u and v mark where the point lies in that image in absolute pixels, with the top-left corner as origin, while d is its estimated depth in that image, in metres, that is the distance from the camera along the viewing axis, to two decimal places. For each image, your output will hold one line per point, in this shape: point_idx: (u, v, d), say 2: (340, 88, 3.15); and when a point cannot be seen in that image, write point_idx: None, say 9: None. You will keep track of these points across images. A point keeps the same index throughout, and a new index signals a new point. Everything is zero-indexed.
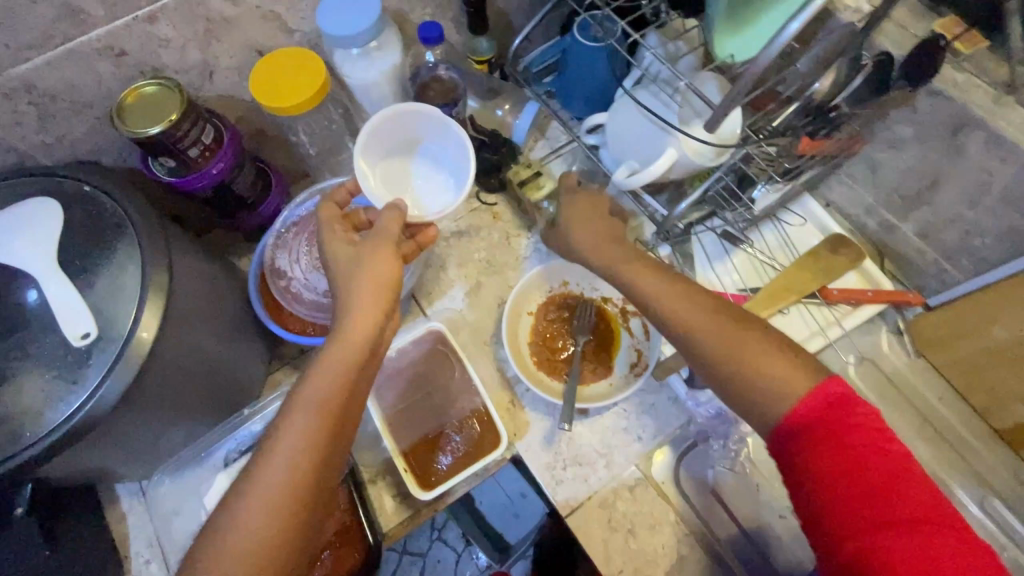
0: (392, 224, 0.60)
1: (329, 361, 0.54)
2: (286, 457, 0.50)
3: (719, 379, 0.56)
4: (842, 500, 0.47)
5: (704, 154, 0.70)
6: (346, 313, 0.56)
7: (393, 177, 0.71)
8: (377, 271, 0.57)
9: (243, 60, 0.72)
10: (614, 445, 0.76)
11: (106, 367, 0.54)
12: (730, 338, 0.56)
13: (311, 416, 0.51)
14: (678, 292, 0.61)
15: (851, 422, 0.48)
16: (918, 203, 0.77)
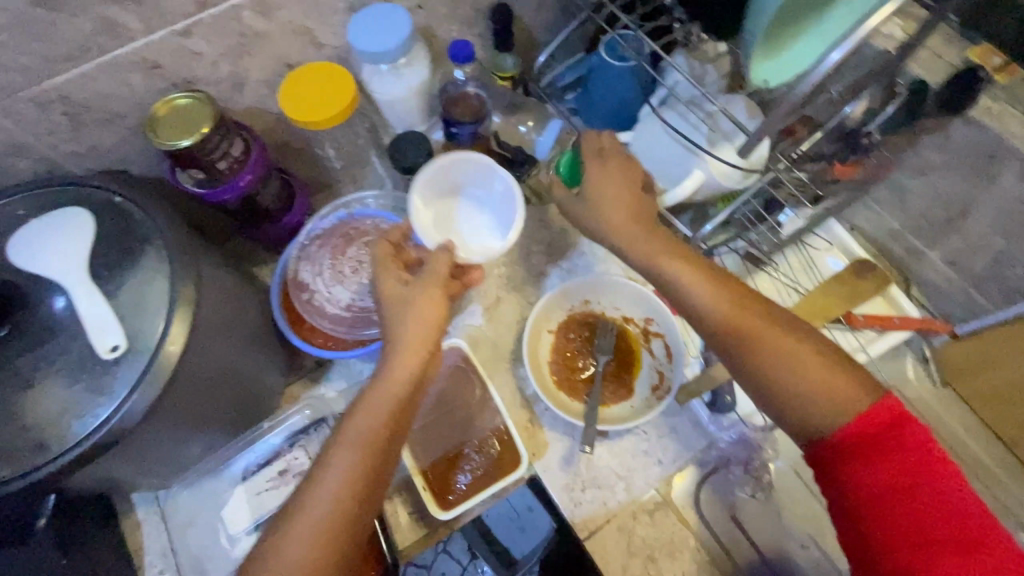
0: (443, 267, 0.61)
1: (374, 402, 0.56)
2: (333, 494, 0.52)
3: (773, 387, 0.54)
4: (885, 515, 0.47)
5: (731, 178, 0.69)
6: (395, 354, 0.58)
7: (444, 222, 0.72)
8: (424, 314, 0.58)
9: (273, 74, 0.73)
10: (634, 468, 0.75)
11: (133, 380, 0.54)
12: (787, 346, 0.54)
13: (358, 455, 0.54)
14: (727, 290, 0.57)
15: (907, 441, 0.47)
16: (948, 230, 0.77)
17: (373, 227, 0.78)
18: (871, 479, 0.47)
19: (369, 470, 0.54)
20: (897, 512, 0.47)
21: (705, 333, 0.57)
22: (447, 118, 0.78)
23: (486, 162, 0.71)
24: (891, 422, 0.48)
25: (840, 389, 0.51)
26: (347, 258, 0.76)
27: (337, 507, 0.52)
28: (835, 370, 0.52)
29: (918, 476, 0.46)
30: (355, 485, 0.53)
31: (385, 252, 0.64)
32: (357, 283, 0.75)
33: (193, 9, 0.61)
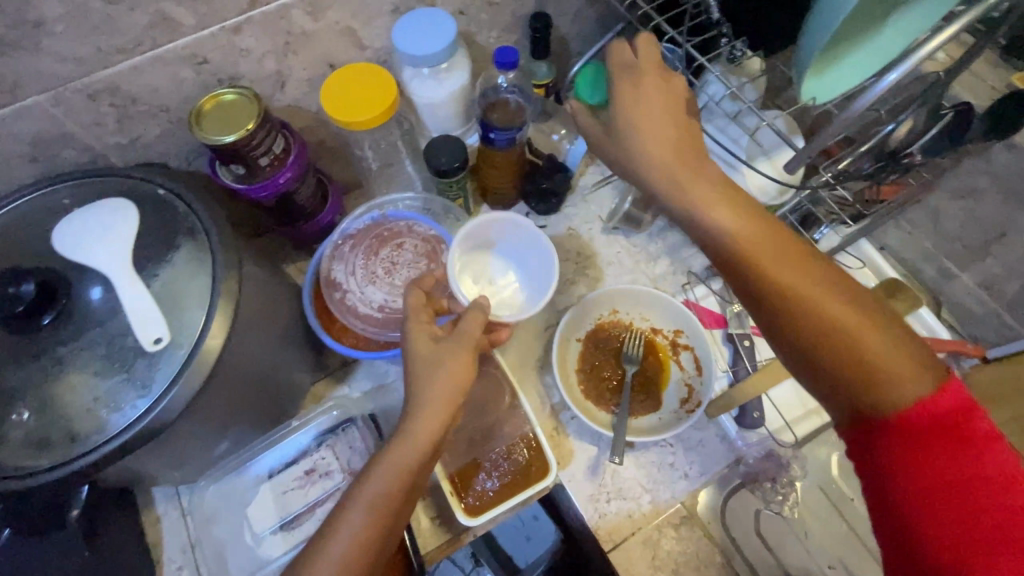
0: (475, 327, 0.62)
1: (390, 463, 0.55)
2: (345, 546, 0.52)
3: (824, 362, 0.49)
4: (943, 511, 0.44)
5: (768, 194, 0.70)
6: (416, 416, 0.56)
7: (477, 279, 0.76)
8: (450, 376, 0.58)
9: (315, 73, 0.73)
10: (660, 481, 0.74)
11: (173, 374, 0.54)
12: (845, 318, 0.48)
13: (370, 513, 0.53)
14: (789, 254, 0.51)
15: (966, 431, 0.44)
16: (983, 253, 0.77)
17: (407, 229, 0.78)
18: (924, 470, 0.44)
19: (378, 528, 0.53)
20: (949, 507, 0.44)
21: (757, 294, 0.51)
22: (485, 123, 0.77)
23: (527, 227, 0.74)
24: (950, 409, 0.45)
25: (897, 364, 0.46)
26: (380, 259, 0.76)
27: (352, 564, 0.52)
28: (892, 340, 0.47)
29: (974, 469, 0.44)
30: (369, 544, 0.52)
31: (419, 303, 0.65)
32: (389, 284, 0.75)
33: (246, 6, 0.61)
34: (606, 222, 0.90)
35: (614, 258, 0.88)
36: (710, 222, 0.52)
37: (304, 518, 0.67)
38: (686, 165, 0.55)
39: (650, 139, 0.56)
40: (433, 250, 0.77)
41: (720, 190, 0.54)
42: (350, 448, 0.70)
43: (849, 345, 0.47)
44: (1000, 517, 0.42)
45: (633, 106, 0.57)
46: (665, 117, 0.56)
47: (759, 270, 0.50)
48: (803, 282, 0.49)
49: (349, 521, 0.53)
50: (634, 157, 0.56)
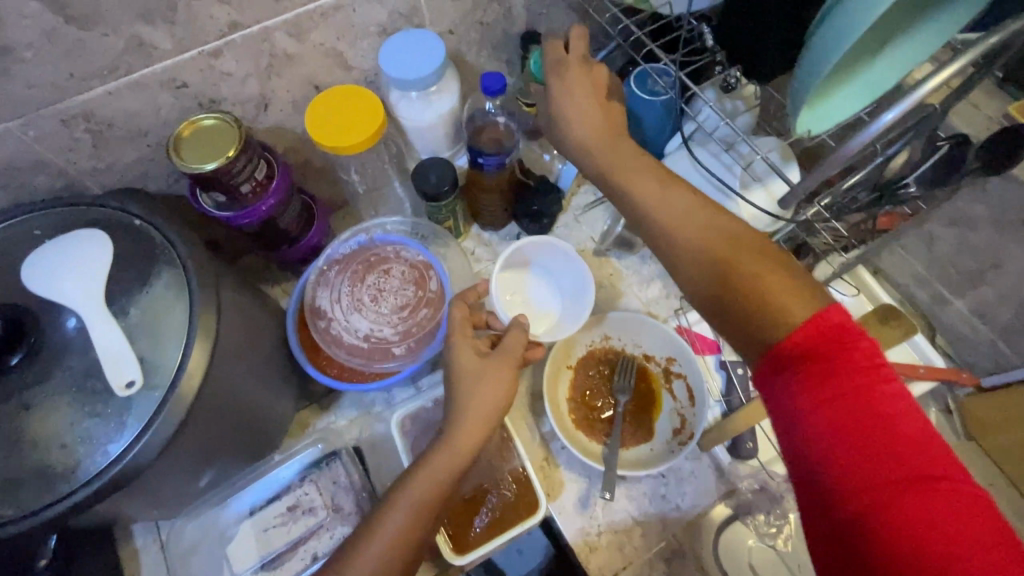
0: (516, 345, 0.64)
1: (432, 470, 0.57)
2: (387, 542, 0.54)
3: (710, 299, 0.49)
4: (839, 452, 0.39)
5: (763, 222, 0.69)
6: (461, 427, 0.59)
7: (512, 299, 0.77)
8: (493, 392, 0.60)
9: (299, 95, 0.71)
10: (651, 514, 0.73)
11: (147, 417, 0.52)
12: (726, 253, 0.49)
13: (414, 514, 0.55)
14: (678, 199, 0.54)
15: (851, 354, 0.40)
16: (977, 281, 0.76)
17: (394, 255, 0.76)
18: (814, 406, 0.40)
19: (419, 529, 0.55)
20: (847, 447, 0.39)
21: (653, 236, 0.55)
22: (474, 149, 0.75)
23: (568, 253, 0.76)
24: (832, 333, 0.41)
25: (774, 290, 0.45)
26: (366, 286, 0.74)
27: (389, 564, 0.53)
28: (771, 268, 0.47)
29: (866, 401, 0.39)
30: (404, 549, 0.54)
31: (462, 317, 0.66)
32: (375, 312, 0.73)
33: (225, 29, 0.59)
34: (598, 244, 0.88)
35: (606, 281, 0.87)
36: (619, 180, 0.58)
37: (287, 556, 0.65)
38: (606, 142, 0.61)
39: (573, 120, 0.63)
40: (420, 276, 0.75)
41: (634, 160, 0.59)
42: (334, 483, 0.68)
43: (731, 276, 0.47)
44: (898, 451, 0.38)
45: (565, 88, 0.64)
46: (592, 101, 0.63)
47: (658, 219, 0.54)
48: (693, 223, 0.52)
49: (391, 523, 0.55)
50: (567, 140, 0.63)
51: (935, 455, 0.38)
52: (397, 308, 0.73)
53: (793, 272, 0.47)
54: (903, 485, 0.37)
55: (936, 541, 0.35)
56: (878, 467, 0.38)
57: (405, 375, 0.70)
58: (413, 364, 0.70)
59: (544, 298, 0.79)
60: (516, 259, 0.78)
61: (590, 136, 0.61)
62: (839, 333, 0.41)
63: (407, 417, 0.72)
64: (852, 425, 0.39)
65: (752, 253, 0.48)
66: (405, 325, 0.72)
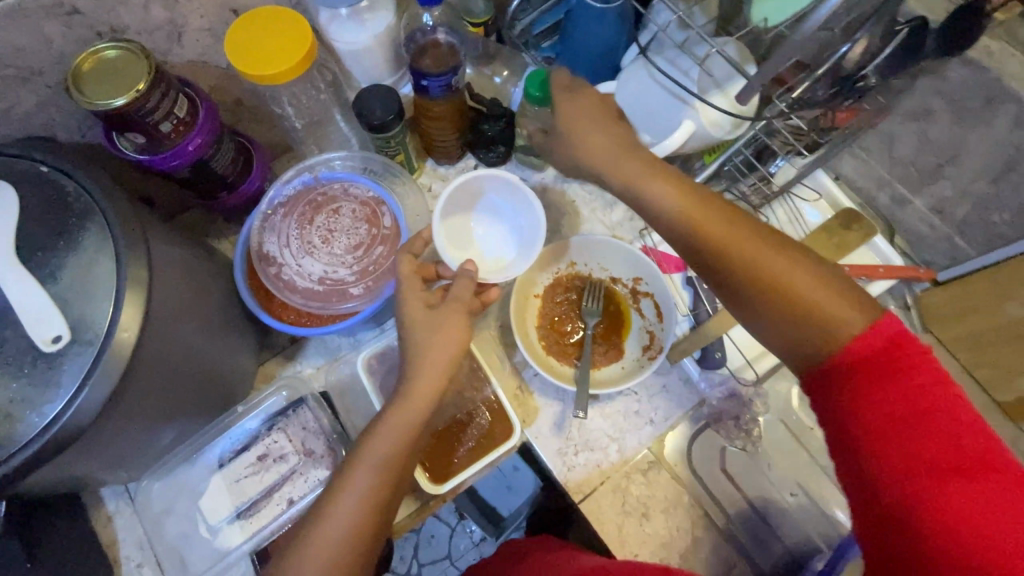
0: (466, 293, 0.61)
1: (395, 418, 0.56)
2: (351, 507, 0.53)
3: (757, 312, 0.52)
4: (897, 446, 0.45)
5: (721, 127, 0.67)
6: (415, 377, 0.58)
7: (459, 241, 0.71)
8: (447, 340, 0.59)
9: (216, 21, 0.64)
10: (626, 429, 0.73)
11: (82, 372, 0.49)
12: (780, 270, 0.51)
13: (375, 474, 0.54)
14: (718, 215, 0.53)
15: (908, 366, 0.46)
16: (936, 176, 0.75)
17: (343, 192, 0.72)
18: (874, 408, 0.46)
19: (382, 485, 0.55)
20: (902, 441, 0.45)
21: (698, 259, 0.54)
22: (416, 70, 0.69)
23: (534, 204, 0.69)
24: (890, 344, 0.46)
25: (828, 304, 0.49)
26: (316, 227, 0.70)
27: (353, 531, 0.53)
28: (821, 282, 0.50)
29: (920, 405, 0.45)
30: (374, 507, 0.54)
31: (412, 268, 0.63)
32: (328, 253, 0.69)
33: None
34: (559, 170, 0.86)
35: (568, 208, 0.85)
36: (663, 205, 0.55)
37: (262, 503, 0.64)
38: (628, 157, 0.58)
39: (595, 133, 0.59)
40: (373, 213, 0.71)
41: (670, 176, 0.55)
42: (304, 429, 0.67)
43: (785, 294, 0.50)
44: (951, 446, 0.44)
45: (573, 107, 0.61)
46: (602, 116, 0.60)
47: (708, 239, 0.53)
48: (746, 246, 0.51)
49: (356, 482, 0.54)
50: (580, 164, 0.60)
51: (984, 447, 0.44)
52: (351, 247, 0.69)
53: (838, 283, 0.50)
54: (954, 477, 0.44)
55: (984, 520, 0.43)
56: (930, 462, 0.44)
57: (366, 315, 0.67)
58: (373, 304, 0.66)
59: (494, 247, 0.72)
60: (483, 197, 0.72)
61: (599, 152, 0.58)
62: (895, 344, 0.47)
63: (373, 356, 0.70)
64: (899, 427, 0.45)
65: (802, 269, 0.51)
66: (360, 264, 0.68)
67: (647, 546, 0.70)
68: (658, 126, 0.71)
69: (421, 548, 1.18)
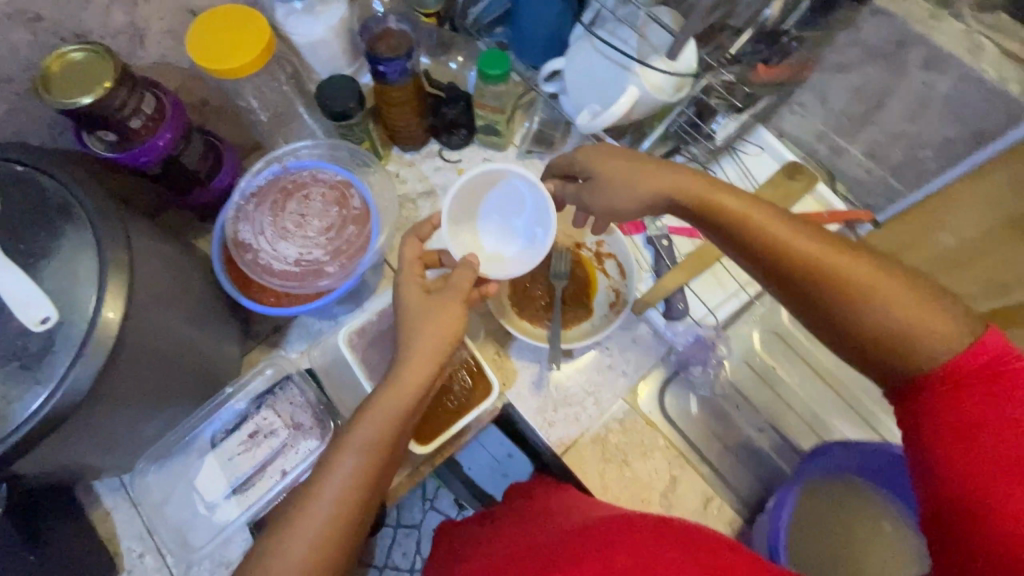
0: (464, 282, 0.63)
1: (381, 407, 0.57)
2: (335, 490, 0.54)
3: (851, 334, 0.52)
4: (972, 446, 0.46)
5: (663, 92, 0.72)
6: (405, 361, 0.59)
7: (467, 226, 0.71)
8: (439, 325, 0.60)
9: (177, 22, 0.67)
10: (600, 383, 0.77)
11: (72, 352, 0.51)
12: (880, 292, 0.50)
13: (359, 457, 0.55)
14: (806, 240, 0.53)
15: (1012, 388, 0.46)
16: (866, 122, 0.80)
17: (311, 178, 0.74)
18: (953, 411, 0.47)
19: (371, 471, 0.55)
20: (977, 442, 0.46)
21: (788, 287, 0.54)
22: (372, 57, 0.73)
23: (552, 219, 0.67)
24: (988, 360, 0.47)
25: (933, 323, 0.49)
26: (288, 213, 0.73)
27: (334, 518, 0.53)
28: (921, 300, 0.50)
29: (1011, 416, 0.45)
30: (354, 491, 0.54)
31: (414, 256, 0.66)
32: (302, 236, 0.72)
33: None
34: (520, 149, 0.90)
35: None
36: (747, 233, 0.55)
37: (256, 478, 0.67)
38: (708, 192, 0.58)
39: (649, 171, 0.62)
40: (342, 195, 0.74)
41: (740, 205, 0.56)
42: (291, 404, 0.70)
43: (885, 316, 0.50)
44: None
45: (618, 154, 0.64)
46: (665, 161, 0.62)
47: (799, 270, 0.53)
48: (842, 269, 0.52)
49: (338, 469, 0.55)
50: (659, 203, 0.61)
51: None
52: (323, 229, 0.72)
53: (937, 299, 0.50)
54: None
55: None
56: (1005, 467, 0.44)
57: (343, 291, 0.70)
58: (350, 280, 0.70)
59: (501, 245, 0.72)
60: (515, 195, 0.71)
61: (683, 187, 0.59)
62: (997, 361, 0.47)
63: (353, 332, 0.73)
64: (985, 438, 0.45)
65: (903, 288, 0.50)
66: (334, 244, 0.72)
67: (628, 490, 0.73)
68: (607, 94, 0.75)
69: (423, 543, 1.20)
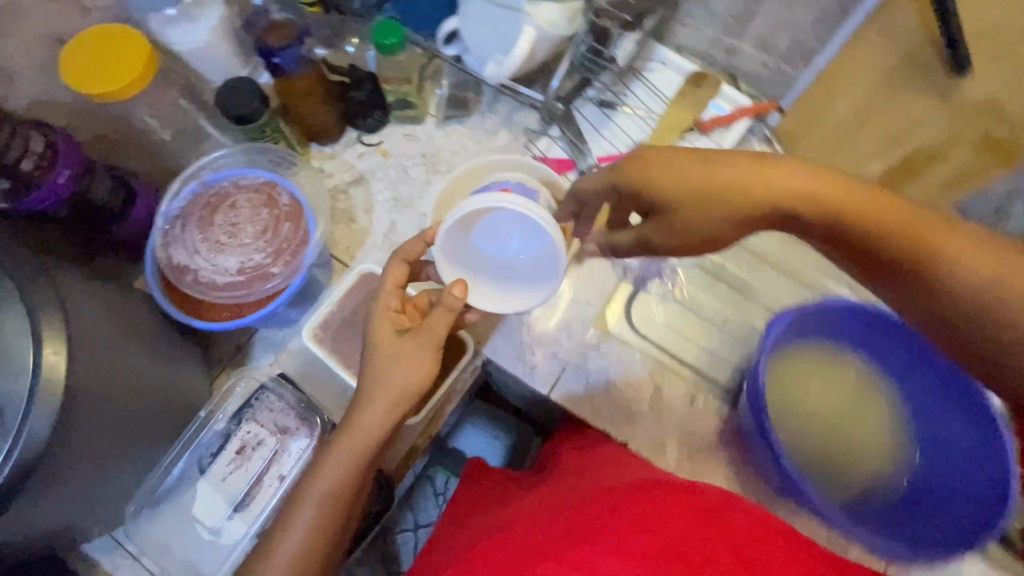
0: (440, 326, 0.61)
1: (341, 454, 0.58)
2: (298, 546, 0.57)
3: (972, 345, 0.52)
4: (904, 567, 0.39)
5: (557, 25, 0.73)
6: (364, 409, 0.59)
7: (469, 227, 0.63)
8: (407, 376, 0.59)
9: (47, 55, 0.64)
10: (568, 317, 0.80)
11: (21, 405, 0.49)
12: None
13: (320, 510, 0.57)
14: (943, 241, 0.49)
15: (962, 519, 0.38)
16: (749, 18, 0.82)
17: (234, 186, 0.72)
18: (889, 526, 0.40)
19: (335, 518, 0.58)
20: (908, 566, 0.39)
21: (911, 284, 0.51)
22: (263, 49, 0.73)
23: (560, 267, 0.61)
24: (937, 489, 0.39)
25: None
26: (218, 226, 0.70)
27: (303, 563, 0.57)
28: None
29: None
30: (317, 543, 0.57)
31: (396, 284, 0.63)
32: (239, 245, 0.70)
33: None
34: (438, 118, 0.90)
35: (455, 148, 0.90)
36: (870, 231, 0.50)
37: (254, 490, 0.66)
38: (828, 190, 0.50)
39: (763, 197, 0.51)
40: (270, 196, 0.72)
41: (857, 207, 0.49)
42: (271, 411, 0.68)
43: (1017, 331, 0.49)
44: None
45: (714, 158, 0.52)
46: (767, 163, 0.51)
47: (940, 273, 0.49)
48: (981, 281, 0.49)
49: (302, 513, 0.58)
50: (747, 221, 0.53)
51: None
52: (259, 233, 0.70)
53: None
54: None
55: None
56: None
57: (295, 288, 0.69)
58: (298, 275, 0.69)
59: (499, 257, 0.65)
60: (536, 227, 0.61)
61: (791, 195, 0.50)
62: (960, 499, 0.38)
63: (317, 327, 0.71)
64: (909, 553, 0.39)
65: None
66: (273, 244, 0.70)
67: (619, 407, 0.76)
68: (507, 39, 0.76)
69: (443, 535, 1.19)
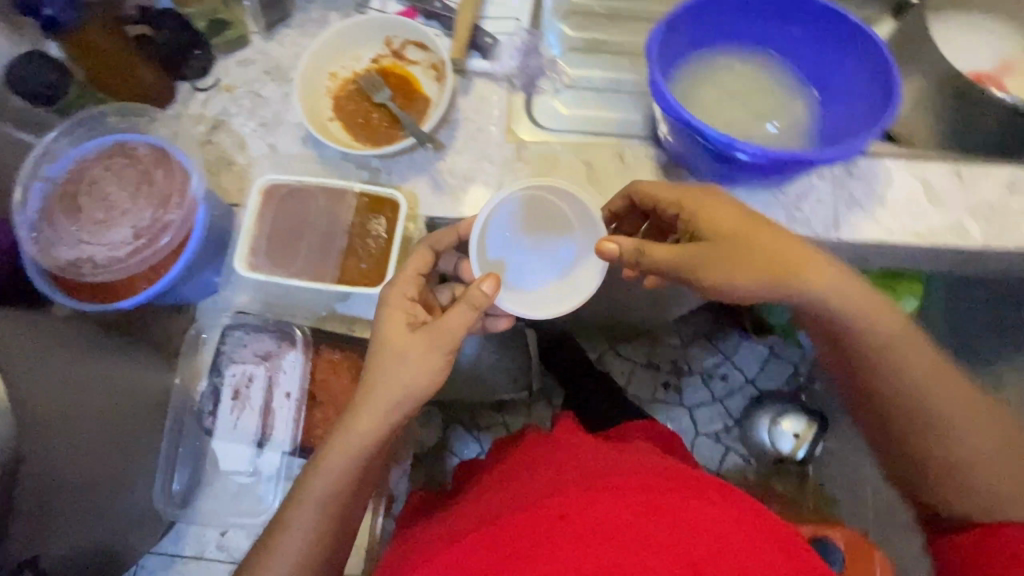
0: (453, 328, 0.59)
1: (335, 455, 0.58)
2: (299, 544, 0.58)
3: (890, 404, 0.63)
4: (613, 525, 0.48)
5: None
6: (360, 413, 0.58)
7: (498, 229, 0.70)
8: (411, 375, 0.58)
9: None
10: (481, 146, 0.77)
11: None
12: (939, 377, 0.61)
13: (328, 501, 0.58)
14: (886, 317, 0.61)
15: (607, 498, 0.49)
16: None
17: (84, 163, 0.65)
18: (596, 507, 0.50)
19: (337, 513, 0.59)
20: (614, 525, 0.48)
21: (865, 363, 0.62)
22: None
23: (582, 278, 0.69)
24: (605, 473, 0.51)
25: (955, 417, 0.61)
26: (89, 207, 0.64)
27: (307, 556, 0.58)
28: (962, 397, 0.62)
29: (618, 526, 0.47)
30: (320, 540, 0.58)
31: (416, 272, 0.65)
32: (121, 214, 0.64)
33: None
34: (261, 28, 0.83)
35: (292, 50, 0.83)
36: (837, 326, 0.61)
37: (270, 413, 0.74)
38: (810, 258, 0.60)
39: (765, 262, 0.58)
40: (127, 155, 0.65)
41: (840, 290, 0.60)
42: (245, 347, 0.74)
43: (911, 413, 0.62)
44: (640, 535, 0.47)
45: (748, 222, 0.60)
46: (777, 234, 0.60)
47: (878, 340, 0.61)
48: (918, 377, 0.61)
49: (302, 516, 0.58)
50: (733, 292, 0.59)
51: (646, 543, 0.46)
52: (135, 193, 0.64)
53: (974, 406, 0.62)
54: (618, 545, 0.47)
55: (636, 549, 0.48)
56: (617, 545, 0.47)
57: (202, 224, 0.65)
58: (198, 210, 0.64)
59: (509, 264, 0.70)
60: (562, 214, 0.70)
61: (788, 257, 0.59)
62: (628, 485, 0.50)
63: (247, 256, 0.69)
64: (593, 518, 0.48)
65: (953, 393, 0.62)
66: (156, 197, 0.64)
67: None
68: None
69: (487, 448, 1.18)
